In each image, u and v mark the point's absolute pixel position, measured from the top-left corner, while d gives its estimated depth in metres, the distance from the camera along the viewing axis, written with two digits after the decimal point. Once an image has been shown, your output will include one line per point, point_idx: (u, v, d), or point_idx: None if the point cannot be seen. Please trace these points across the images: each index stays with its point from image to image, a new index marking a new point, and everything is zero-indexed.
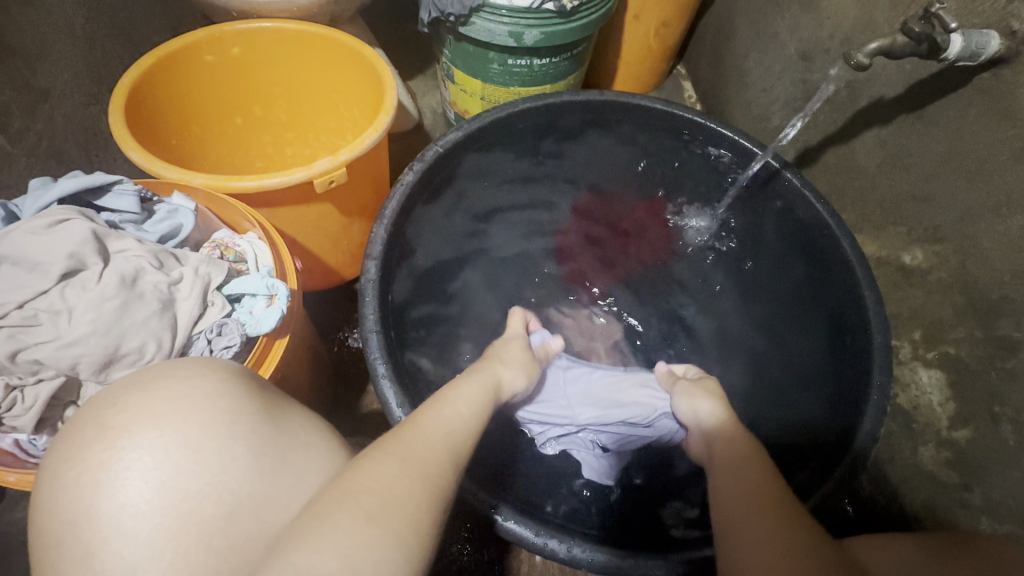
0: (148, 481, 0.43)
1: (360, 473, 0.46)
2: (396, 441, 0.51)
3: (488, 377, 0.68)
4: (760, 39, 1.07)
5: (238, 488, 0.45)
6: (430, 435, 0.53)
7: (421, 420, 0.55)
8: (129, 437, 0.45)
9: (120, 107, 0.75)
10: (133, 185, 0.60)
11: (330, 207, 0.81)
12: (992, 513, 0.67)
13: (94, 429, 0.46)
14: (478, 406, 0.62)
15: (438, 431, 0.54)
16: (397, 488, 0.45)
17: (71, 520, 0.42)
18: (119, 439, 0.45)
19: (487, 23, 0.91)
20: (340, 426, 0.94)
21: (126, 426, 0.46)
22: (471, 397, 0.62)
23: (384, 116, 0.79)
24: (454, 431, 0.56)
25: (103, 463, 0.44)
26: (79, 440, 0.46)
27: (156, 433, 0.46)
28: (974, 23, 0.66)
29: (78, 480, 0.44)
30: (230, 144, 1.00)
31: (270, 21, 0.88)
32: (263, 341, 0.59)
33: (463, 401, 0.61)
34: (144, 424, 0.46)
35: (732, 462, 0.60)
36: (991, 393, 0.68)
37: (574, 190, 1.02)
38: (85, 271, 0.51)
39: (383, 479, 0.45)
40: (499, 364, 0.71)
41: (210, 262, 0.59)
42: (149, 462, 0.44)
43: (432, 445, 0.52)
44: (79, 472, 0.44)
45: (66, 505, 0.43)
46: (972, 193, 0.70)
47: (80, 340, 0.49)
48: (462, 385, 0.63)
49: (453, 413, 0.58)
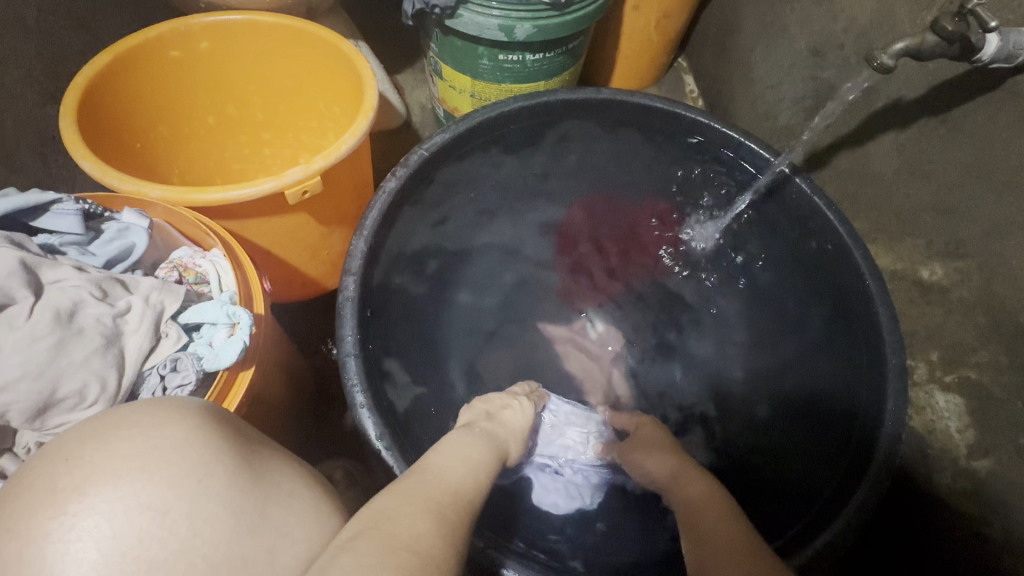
0: (104, 553, 0.38)
1: (397, 522, 0.43)
2: (406, 485, 0.49)
3: (492, 440, 0.63)
4: (767, 32, 1.00)
5: (212, 552, 0.40)
6: (451, 490, 0.50)
7: (442, 470, 0.53)
8: (83, 500, 0.39)
9: (72, 110, 0.69)
10: (74, 203, 0.55)
11: (306, 217, 0.75)
12: (1014, 551, 0.62)
13: (41, 491, 0.40)
14: (476, 462, 0.57)
15: (447, 474, 0.52)
16: (432, 548, 0.42)
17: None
18: (71, 503, 0.39)
19: (475, 16, 0.84)
20: (320, 446, 0.88)
21: (78, 487, 0.40)
22: (466, 451, 0.58)
23: (362, 119, 0.72)
24: (465, 483, 0.53)
25: (50, 534, 0.38)
26: (22, 505, 0.40)
27: (114, 495, 0.40)
28: (1008, 19, 0.60)
29: (19, 556, 0.38)
30: (204, 145, 0.94)
31: (241, 13, 0.81)
32: (224, 374, 0.54)
33: (463, 444, 0.59)
34: (101, 483, 0.40)
35: (699, 510, 0.60)
36: (1016, 423, 0.63)
37: (569, 194, 0.95)
38: (13, 306, 0.46)
39: (421, 538, 0.42)
40: (494, 424, 0.66)
41: (163, 289, 0.53)
42: (105, 530, 0.38)
43: (458, 503, 0.49)
44: (21, 546, 0.38)
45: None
46: (1001, 207, 0.64)
47: (8, 386, 0.44)
48: (469, 441, 0.60)
49: (456, 455, 0.56)
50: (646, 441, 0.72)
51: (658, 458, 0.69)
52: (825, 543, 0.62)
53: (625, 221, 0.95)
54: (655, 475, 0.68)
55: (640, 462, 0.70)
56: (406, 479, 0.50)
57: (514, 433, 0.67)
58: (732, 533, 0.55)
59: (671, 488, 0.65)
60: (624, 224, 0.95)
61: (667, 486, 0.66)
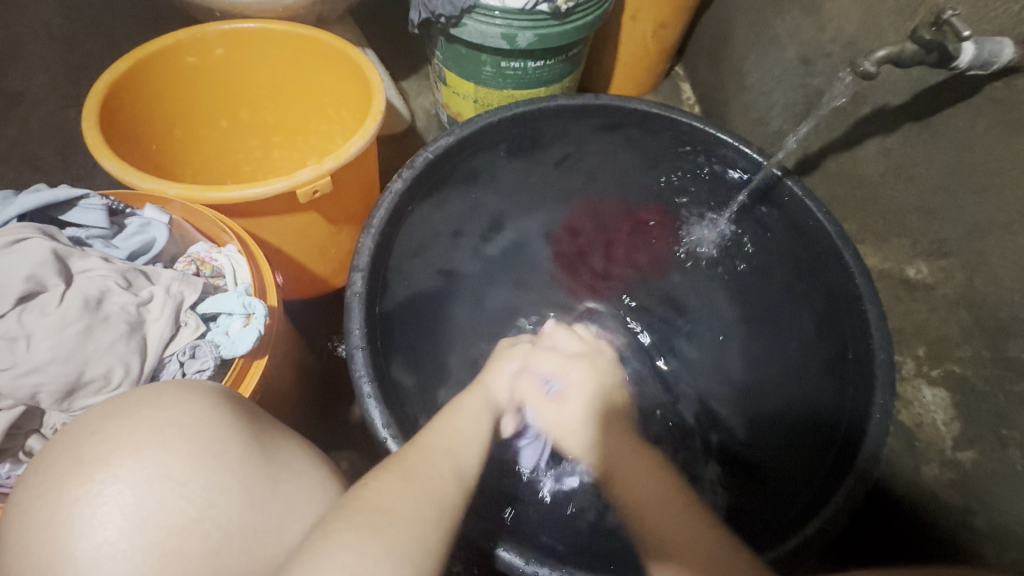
0: (128, 519, 0.41)
1: (377, 495, 0.49)
2: (403, 461, 0.54)
3: (486, 404, 0.71)
4: (760, 41, 1.04)
5: (226, 522, 0.43)
6: (431, 452, 0.56)
7: (428, 438, 0.58)
8: (108, 471, 0.42)
9: (93, 113, 0.72)
10: (100, 199, 0.58)
11: (316, 216, 0.78)
12: (997, 539, 0.65)
13: (70, 461, 0.43)
14: (473, 437, 0.63)
15: (440, 449, 0.57)
16: (401, 504, 0.49)
17: (43, 562, 0.39)
18: (97, 473, 0.42)
19: (478, 25, 0.88)
20: (327, 439, 0.91)
21: (104, 458, 0.43)
22: (471, 416, 0.66)
23: (370, 122, 0.75)
24: (459, 447, 0.60)
25: (79, 499, 0.41)
26: (53, 473, 0.43)
27: (136, 466, 0.42)
28: (985, 30, 0.63)
29: (50, 519, 0.41)
30: (217, 148, 0.97)
31: (254, 21, 0.85)
32: (240, 362, 0.56)
33: (464, 419, 0.66)
34: (124, 455, 0.43)
35: (655, 504, 0.62)
36: (998, 415, 0.65)
37: (570, 196, 0.98)
38: (45, 293, 0.49)
39: (389, 496, 0.49)
40: (487, 381, 0.74)
41: (183, 280, 0.56)
42: (129, 498, 0.41)
43: (437, 464, 0.55)
44: (52, 509, 0.41)
45: (36, 547, 0.40)
46: (981, 208, 0.67)
47: (39, 368, 0.46)
48: (455, 418, 0.65)
49: (454, 432, 0.62)
50: (584, 393, 0.78)
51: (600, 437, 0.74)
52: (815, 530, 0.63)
53: (623, 224, 1.00)
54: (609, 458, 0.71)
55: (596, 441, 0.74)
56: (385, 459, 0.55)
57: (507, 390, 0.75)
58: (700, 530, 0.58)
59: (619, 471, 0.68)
60: (622, 226, 1.01)
61: (617, 473, 0.67)
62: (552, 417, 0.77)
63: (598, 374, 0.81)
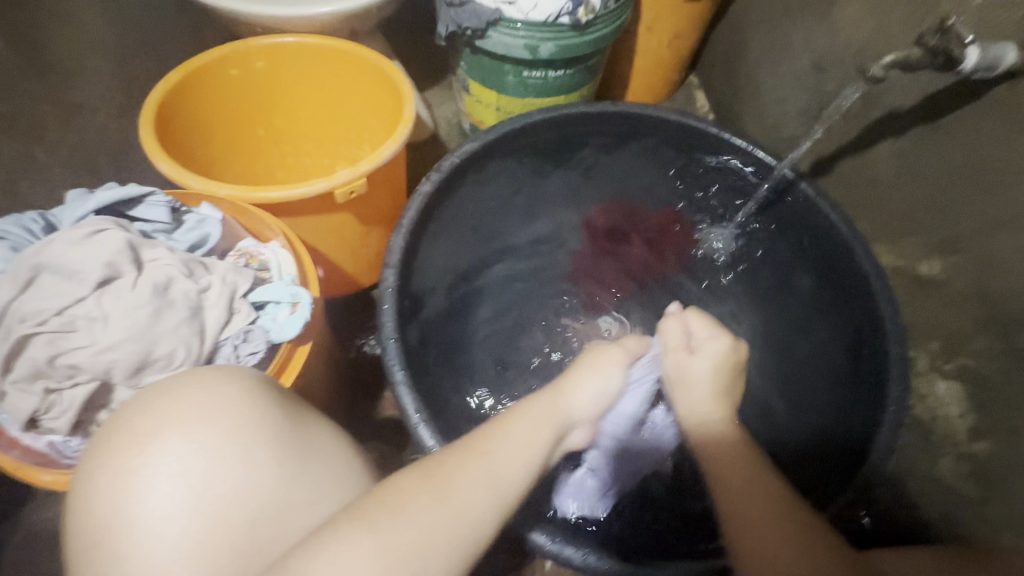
0: (175, 487, 0.44)
1: (398, 499, 0.46)
2: (435, 467, 0.51)
3: (555, 414, 0.63)
4: (774, 50, 1.07)
5: (262, 495, 0.46)
6: (467, 458, 0.52)
7: (469, 440, 0.54)
8: (157, 444, 0.46)
9: (149, 120, 0.78)
10: (163, 197, 0.64)
11: (350, 216, 0.83)
12: (1013, 529, 0.66)
13: (124, 434, 0.47)
14: (528, 447, 0.56)
15: (479, 456, 0.53)
16: (410, 503, 0.46)
17: (105, 523, 0.44)
18: (149, 446, 0.46)
19: (502, 37, 0.93)
20: (355, 433, 0.95)
21: (154, 432, 0.46)
22: (537, 421, 0.60)
23: (402, 128, 0.80)
24: (509, 461, 0.54)
25: (134, 470, 0.45)
26: (110, 444, 0.47)
27: (183, 441, 0.46)
28: (989, 35, 0.66)
29: (110, 484, 0.45)
30: (252, 155, 1.03)
31: (293, 36, 0.91)
32: (286, 348, 0.61)
33: (524, 421, 0.59)
34: (172, 430, 0.46)
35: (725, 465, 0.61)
36: (1010, 405, 0.67)
37: (590, 200, 1.02)
38: (120, 279, 0.54)
39: (402, 496, 0.47)
40: (562, 390, 0.67)
41: (237, 272, 0.60)
42: (177, 470, 0.45)
43: (469, 468, 0.51)
44: (110, 477, 0.45)
45: (99, 508, 0.44)
46: (992, 204, 0.69)
47: (116, 345, 0.52)
48: (510, 423, 0.58)
49: (508, 442, 0.55)
50: (715, 359, 0.72)
51: (715, 405, 0.69)
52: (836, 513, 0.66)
53: (640, 226, 1.04)
54: (710, 425, 0.67)
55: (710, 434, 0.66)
56: (422, 459, 0.52)
57: (587, 396, 0.69)
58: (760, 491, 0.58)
59: (703, 431, 0.67)
60: (639, 228, 1.04)
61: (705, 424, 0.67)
62: (681, 366, 0.73)
63: (735, 351, 0.74)
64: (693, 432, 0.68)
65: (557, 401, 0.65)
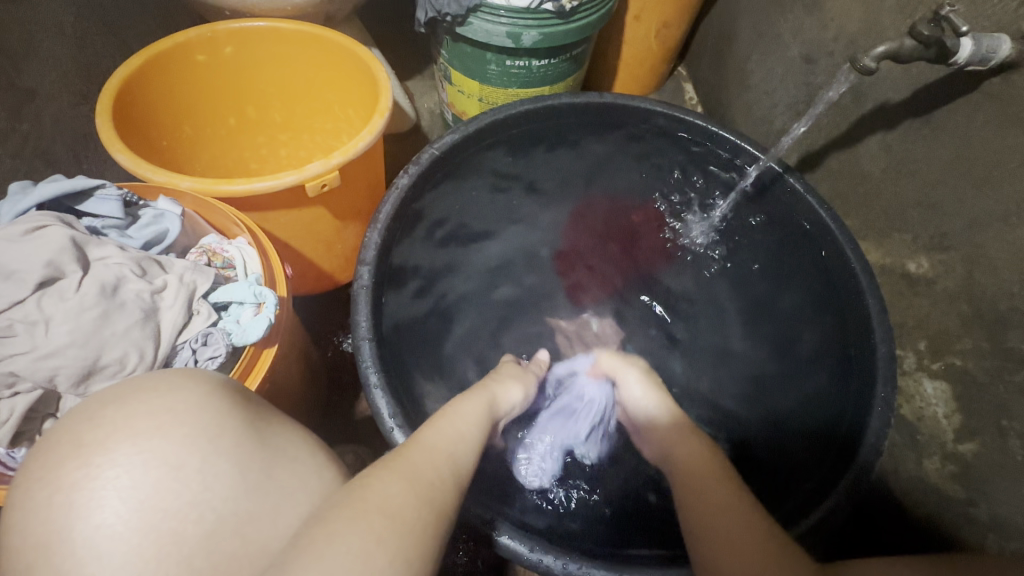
0: (125, 502, 0.41)
1: (382, 495, 0.44)
2: (400, 459, 0.50)
3: (487, 404, 0.66)
4: (763, 40, 1.05)
5: (221, 506, 0.43)
6: (430, 451, 0.52)
7: (421, 438, 0.54)
8: (106, 454, 0.42)
9: (106, 108, 0.73)
10: (116, 190, 0.60)
11: (323, 211, 0.79)
12: (999, 530, 0.65)
13: (67, 445, 0.43)
14: (471, 438, 0.58)
15: (439, 449, 0.53)
16: (399, 500, 0.44)
17: (43, 543, 0.40)
18: (96, 456, 0.42)
19: (484, 24, 0.89)
20: (331, 436, 0.91)
21: (102, 443, 0.43)
22: (470, 413, 0.62)
23: (377, 118, 0.76)
24: (457, 451, 0.54)
25: (77, 483, 0.41)
26: (53, 456, 0.43)
27: (133, 450, 0.43)
28: (983, 27, 0.65)
29: (50, 500, 0.41)
30: (222, 145, 0.98)
31: (264, 21, 0.86)
32: (251, 350, 0.58)
33: (464, 417, 0.60)
34: (121, 440, 0.43)
35: (697, 476, 0.62)
36: (998, 406, 0.66)
37: (573, 193, 0.99)
38: (63, 280, 0.51)
39: (391, 499, 0.44)
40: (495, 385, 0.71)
41: (195, 270, 0.58)
42: (127, 481, 0.41)
43: (435, 463, 0.51)
44: (51, 492, 0.41)
45: (38, 526, 0.40)
46: (981, 201, 0.68)
47: (58, 351, 0.49)
48: (447, 419, 0.58)
49: (455, 431, 0.57)
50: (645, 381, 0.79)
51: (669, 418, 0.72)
52: (819, 517, 0.64)
53: (623, 219, 1.00)
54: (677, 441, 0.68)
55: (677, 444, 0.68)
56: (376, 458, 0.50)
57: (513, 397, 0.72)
58: (732, 504, 0.57)
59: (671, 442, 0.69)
60: (622, 222, 1.00)
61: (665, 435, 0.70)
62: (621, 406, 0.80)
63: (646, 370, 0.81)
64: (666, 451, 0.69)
65: (492, 388, 0.69)
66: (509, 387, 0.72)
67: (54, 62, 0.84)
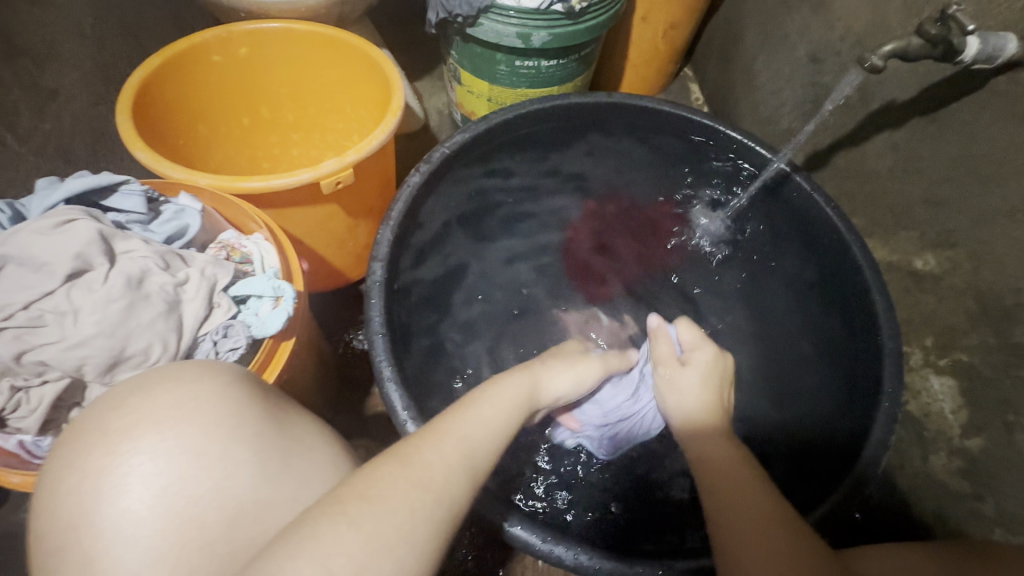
0: (151, 488, 0.42)
1: (374, 487, 0.44)
2: (406, 449, 0.49)
3: (528, 391, 0.64)
4: (770, 41, 1.06)
5: (242, 494, 0.44)
6: (441, 440, 0.50)
7: (439, 423, 0.53)
8: (131, 442, 0.43)
9: (127, 107, 0.75)
10: (139, 185, 0.62)
11: (337, 208, 0.80)
12: (1006, 524, 0.66)
13: (92, 433, 0.44)
14: (501, 424, 0.57)
15: (451, 434, 0.52)
16: (387, 492, 0.44)
17: (73, 527, 0.41)
18: (121, 444, 0.43)
19: (494, 24, 0.90)
20: (342, 430, 0.92)
21: (126, 430, 0.44)
22: (506, 393, 0.61)
23: (391, 117, 0.77)
24: (484, 441, 0.53)
25: (105, 469, 0.42)
26: (80, 444, 0.44)
27: (157, 438, 0.44)
28: (989, 26, 0.66)
29: (79, 485, 0.42)
30: (237, 143, 1.00)
31: (278, 22, 0.88)
32: (269, 343, 0.60)
33: (494, 399, 0.59)
34: (146, 428, 0.44)
35: (723, 473, 0.59)
36: (1004, 401, 0.67)
37: (582, 194, 1.01)
38: (91, 271, 0.53)
39: (378, 483, 0.44)
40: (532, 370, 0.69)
41: (216, 264, 0.59)
42: (151, 468, 0.42)
43: (443, 453, 0.49)
44: (81, 478, 0.42)
45: (68, 510, 0.42)
46: (988, 198, 0.68)
47: (86, 341, 0.50)
48: (478, 403, 0.57)
49: (476, 418, 0.55)
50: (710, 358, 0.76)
51: (708, 410, 0.70)
52: (824, 514, 0.64)
53: (635, 218, 1.02)
54: (714, 435, 0.65)
55: (709, 444, 0.64)
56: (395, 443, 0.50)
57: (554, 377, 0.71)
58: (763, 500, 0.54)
59: (701, 439, 0.66)
60: (633, 222, 1.02)
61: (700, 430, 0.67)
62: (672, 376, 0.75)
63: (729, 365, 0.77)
64: (694, 447, 0.66)
65: (531, 374, 0.67)
66: (553, 374, 0.71)
67: (74, 62, 0.86)
